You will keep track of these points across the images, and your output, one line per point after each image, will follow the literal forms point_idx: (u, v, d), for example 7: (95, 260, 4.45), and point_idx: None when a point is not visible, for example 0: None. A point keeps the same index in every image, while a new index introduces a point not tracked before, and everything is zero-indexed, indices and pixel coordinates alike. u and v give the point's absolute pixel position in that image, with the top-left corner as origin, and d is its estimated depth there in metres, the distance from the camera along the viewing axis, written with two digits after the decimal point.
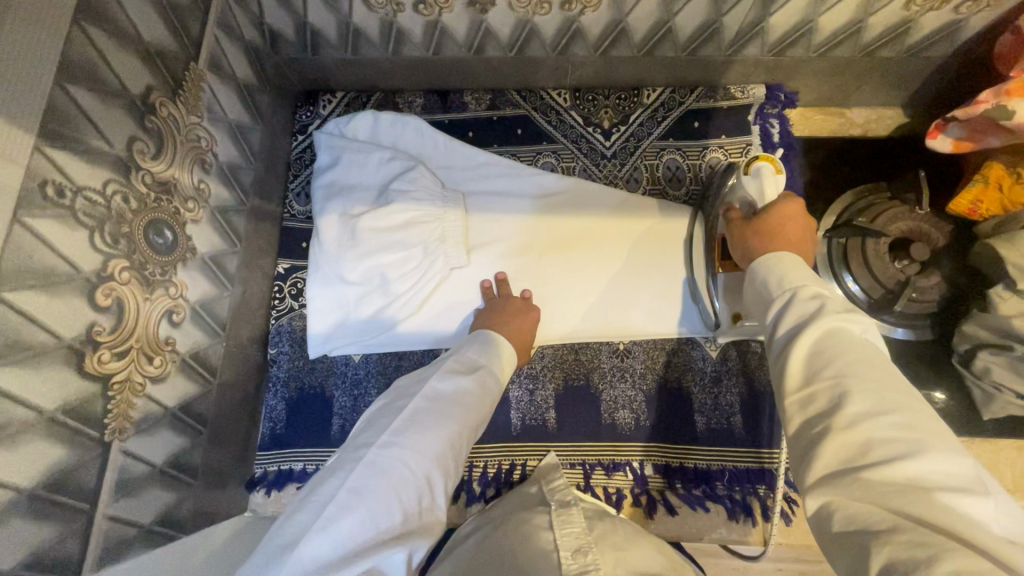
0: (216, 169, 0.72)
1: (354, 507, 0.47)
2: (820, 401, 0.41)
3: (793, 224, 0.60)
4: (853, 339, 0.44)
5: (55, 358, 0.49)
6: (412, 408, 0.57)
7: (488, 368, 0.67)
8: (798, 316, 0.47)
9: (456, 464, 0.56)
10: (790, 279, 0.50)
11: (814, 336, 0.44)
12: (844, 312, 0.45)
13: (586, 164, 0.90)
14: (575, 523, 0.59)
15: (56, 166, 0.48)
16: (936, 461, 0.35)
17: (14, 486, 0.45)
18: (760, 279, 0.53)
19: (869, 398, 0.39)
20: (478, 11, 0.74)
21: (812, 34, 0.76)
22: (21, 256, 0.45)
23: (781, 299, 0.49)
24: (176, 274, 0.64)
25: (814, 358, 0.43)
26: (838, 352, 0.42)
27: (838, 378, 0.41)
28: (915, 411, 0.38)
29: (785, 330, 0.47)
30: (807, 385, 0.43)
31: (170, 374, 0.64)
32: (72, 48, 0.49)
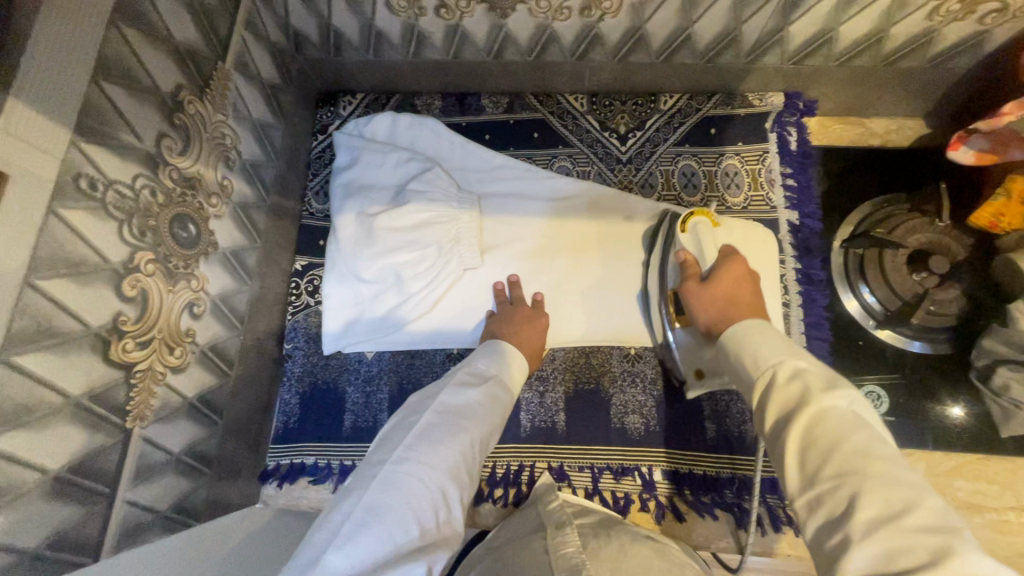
0: (239, 165, 0.74)
1: (370, 523, 0.48)
2: (827, 503, 0.38)
3: (742, 288, 0.60)
4: (844, 417, 0.41)
5: (83, 345, 0.50)
6: (423, 423, 0.58)
7: (499, 378, 0.68)
8: (781, 404, 0.45)
9: (470, 476, 0.57)
10: (764, 357, 0.48)
11: (802, 422, 0.42)
12: (826, 387, 0.43)
13: (601, 168, 0.91)
14: (570, 544, 0.59)
15: (89, 159, 0.50)
16: (961, 563, 0.32)
17: (41, 467, 0.47)
18: (735, 364, 0.51)
19: (880, 501, 0.36)
20: (498, 15, 0.75)
21: (833, 42, 0.76)
22: (55, 245, 0.47)
23: (761, 382, 0.47)
24: (198, 267, 0.66)
25: (809, 454, 0.41)
26: (835, 438, 0.40)
27: (839, 477, 0.38)
28: (929, 506, 0.35)
29: (772, 424, 0.45)
30: (813, 482, 0.40)
31: (190, 364, 0.65)
32: (109, 46, 0.51)
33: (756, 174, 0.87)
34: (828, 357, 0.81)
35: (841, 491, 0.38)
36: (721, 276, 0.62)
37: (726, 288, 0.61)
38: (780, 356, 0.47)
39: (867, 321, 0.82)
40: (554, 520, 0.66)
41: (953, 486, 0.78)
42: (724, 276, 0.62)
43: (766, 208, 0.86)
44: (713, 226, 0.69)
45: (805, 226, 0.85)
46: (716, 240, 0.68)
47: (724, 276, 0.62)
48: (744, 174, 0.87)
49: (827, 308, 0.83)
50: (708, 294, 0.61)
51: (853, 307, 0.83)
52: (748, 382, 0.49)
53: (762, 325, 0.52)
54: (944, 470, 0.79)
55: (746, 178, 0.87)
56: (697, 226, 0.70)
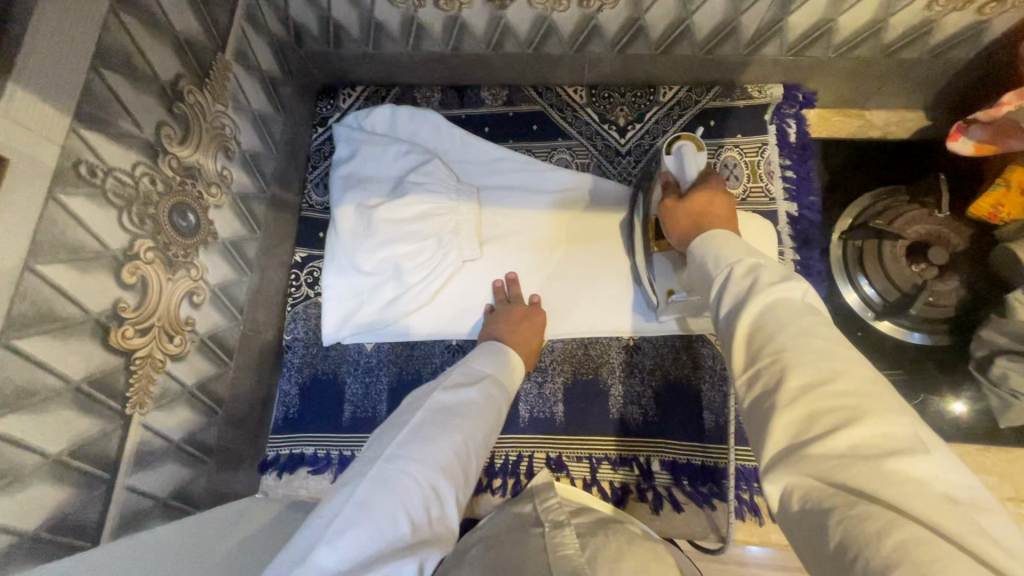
0: (239, 156, 0.74)
1: (361, 519, 0.49)
2: (765, 378, 0.40)
3: (716, 200, 0.63)
4: (793, 308, 0.43)
5: (83, 331, 0.51)
6: (416, 422, 0.59)
7: (493, 377, 0.68)
8: (734, 295, 0.47)
9: (463, 474, 0.58)
10: (724, 257, 0.51)
11: (754, 309, 0.44)
12: (778, 279, 0.45)
13: (600, 160, 0.91)
14: (568, 545, 0.58)
15: (89, 147, 0.50)
16: (877, 423, 0.34)
17: (42, 451, 0.47)
18: (701, 262, 0.54)
19: (811, 372, 0.38)
20: (497, 7, 0.75)
21: (832, 33, 0.76)
22: (55, 231, 0.47)
23: (718, 280, 0.50)
24: (198, 256, 0.66)
25: (753, 338, 0.43)
26: (778, 323, 0.42)
27: (777, 354, 0.40)
28: (856, 377, 0.37)
29: (726, 310, 0.47)
30: (754, 361, 0.41)
31: (190, 353, 0.66)
32: (108, 35, 0.51)
33: (755, 166, 0.87)
34: None
35: (777, 367, 0.39)
36: (697, 192, 0.65)
37: (700, 202, 0.64)
38: (737, 257, 0.50)
39: (866, 312, 0.82)
40: (553, 519, 0.65)
41: None
42: (700, 192, 0.64)
43: (765, 200, 0.86)
44: (697, 148, 0.69)
45: (803, 217, 0.85)
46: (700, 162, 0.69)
47: (699, 192, 0.64)
48: (743, 166, 0.87)
49: (826, 300, 0.83)
50: (683, 209, 0.65)
51: (852, 299, 0.83)
52: (706, 284, 0.53)
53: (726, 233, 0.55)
54: None
55: (745, 170, 0.87)
56: (682, 149, 0.70)
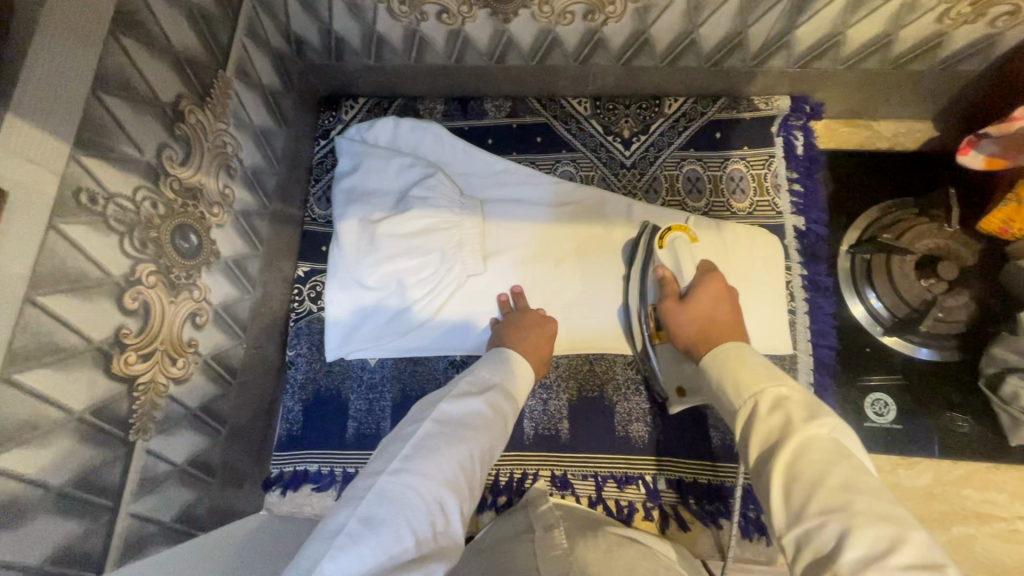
0: (241, 174, 0.73)
1: (365, 535, 0.48)
2: (816, 542, 0.40)
3: (719, 306, 0.66)
4: (825, 450, 0.44)
5: (84, 359, 0.50)
6: (422, 433, 0.58)
7: (500, 387, 0.67)
8: (767, 432, 0.48)
9: (469, 486, 0.57)
10: (744, 383, 0.53)
11: (788, 453, 0.45)
12: (808, 418, 0.47)
13: (604, 173, 0.90)
14: (558, 545, 0.59)
15: (90, 173, 0.49)
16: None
17: (43, 483, 0.47)
18: (717, 393, 0.55)
19: (868, 540, 0.38)
20: (501, 20, 0.74)
21: (841, 46, 0.74)
22: (55, 261, 0.46)
23: (744, 407, 0.52)
24: (201, 277, 0.66)
25: (792, 488, 0.43)
26: (819, 470, 0.43)
27: (826, 516, 0.40)
28: (913, 541, 0.38)
29: (756, 456, 0.48)
30: (799, 517, 0.42)
31: (193, 375, 0.65)
32: (107, 58, 0.51)
33: (761, 179, 0.86)
34: (834, 364, 0.80)
35: (831, 528, 0.40)
36: (699, 293, 0.67)
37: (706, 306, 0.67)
38: (756, 386, 0.52)
39: (874, 327, 0.81)
40: (543, 522, 0.66)
41: (960, 495, 0.77)
42: (703, 294, 0.67)
43: (771, 214, 0.85)
44: (690, 241, 0.74)
45: (811, 231, 0.84)
46: (693, 257, 0.74)
47: (703, 295, 0.67)
48: (749, 179, 0.87)
49: (833, 315, 0.82)
50: (688, 311, 0.67)
51: (859, 312, 0.82)
52: (730, 410, 0.53)
53: (742, 350, 0.57)
54: (951, 478, 0.78)
55: (751, 183, 0.86)
56: (675, 241, 0.74)
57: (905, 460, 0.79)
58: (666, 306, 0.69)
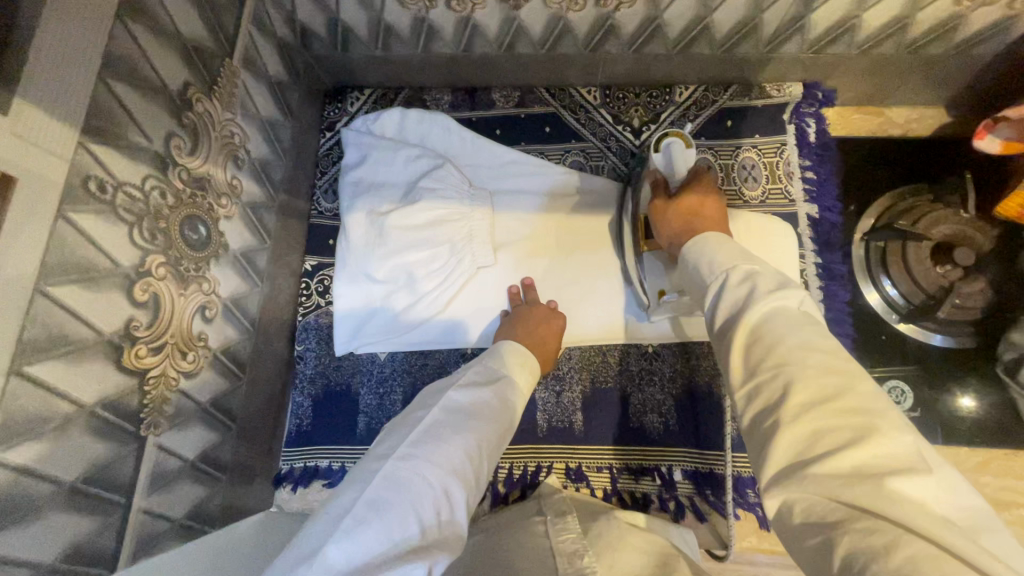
0: (248, 165, 0.72)
1: (371, 518, 0.46)
2: (766, 392, 0.39)
3: (704, 202, 0.65)
4: (791, 317, 0.43)
5: (96, 353, 0.49)
6: (429, 420, 0.57)
7: (507, 380, 0.66)
8: (733, 303, 0.46)
9: (475, 476, 0.55)
10: (719, 262, 0.51)
11: (755, 314, 0.44)
12: (773, 290, 0.45)
13: (615, 163, 0.89)
14: (571, 529, 0.58)
15: (99, 163, 0.48)
16: (882, 443, 0.34)
17: (56, 479, 0.46)
18: (692, 268, 0.54)
19: (815, 388, 0.37)
20: (511, 7, 0.73)
21: (857, 30, 0.74)
22: (65, 251, 0.45)
23: (715, 282, 0.50)
24: (210, 269, 0.64)
25: (751, 348, 0.42)
26: (779, 332, 0.42)
27: (778, 368, 0.39)
28: (859, 391, 0.37)
29: (723, 315, 0.47)
30: (753, 373, 0.41)
31: (203, 369, 0.64)
32: (115, 44, 0.49)
33: (774, 167, 0.86)
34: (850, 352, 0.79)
35: (779, 380, 0.39)
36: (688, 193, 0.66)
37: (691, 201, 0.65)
38: (731, 262, 0.50)
39: (889, 314, 0.81)
40: (554, 508, 0.65)
41: (980, 482, 0.77)
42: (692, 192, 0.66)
43: (784, 202, 0.85)
44: (685, 145, 0.71)
45: (825, 219, 0.84)
46: (688, 160, 0.71)
47: (690, 193, 0.66)
48: (761, 167, 0.86)
49: (849, 303, 0.81)
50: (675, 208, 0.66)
51: (875, 299, 0.81)
52: (699, 288, 0.53)
53: (718, 235, 0.55)
54: (971, 466, 0.77)
55: (764, 171, 0.86)
56: (671, 145, 0.71)
57: None
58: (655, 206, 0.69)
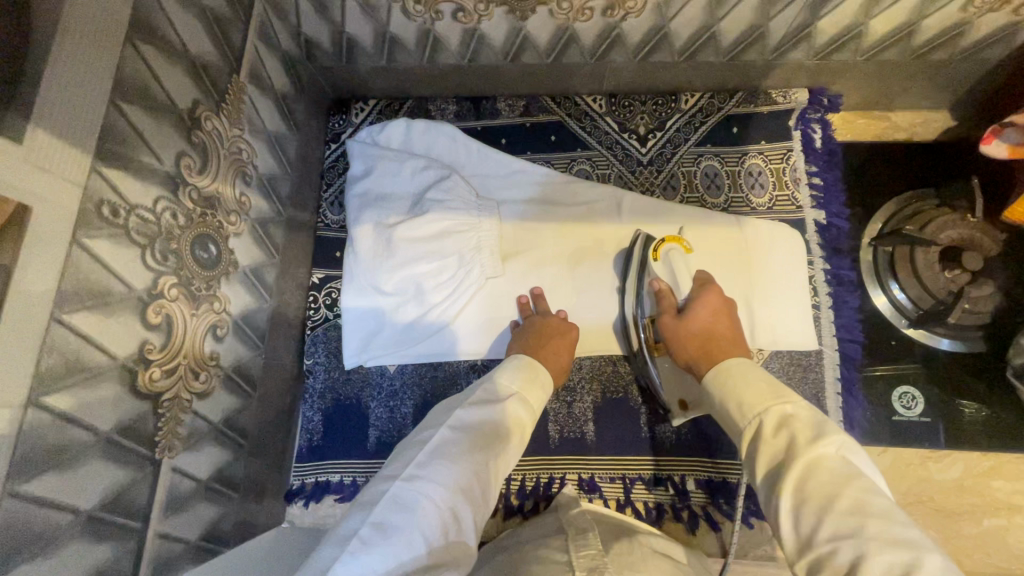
0: (256, 181, 0.71)
1: (378, 540, 0.46)
2: (830, 572, 0.39)
3: (716, 321, 0.68)
4: (833, 471, 0.43)
5: (111, 378, 0.48)
6: (437, 439, 0.57)
7: (517, 397, 0.66)
8: (771, 456, 0.48)
9: (482, 494, 0.55)
10: (748, 404, 0.52)
11: (792, 477, 0.44)
12: (811, 440, 0.46)
13: (621, 171, 0.89)
14: (592, 545, 0.57)
15: (111, 186, 0.48)
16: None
17: (73, 508, 0.45)
18: (721, 408, 0.55)
19: (881, 567, 0.37)
20: (518, 18, 0.73)
21: (863, 37, 0.74)
22: (79, 276, 0.44)
23: (750, 424, 0.51)
24: (220, 288, 0.64)
25: (801, 507, 0.43)
26: (826, 493, 0.42)
27: (835, 543, 0.40)
28: (929, 564, 0.36)
29: (765, 469, 0.48)
30: (811, 546, 0.41)
31: (215, 389, 0.63)
32: (125, 65, 0.49)
33: (780, 174, 0.86)
34: (859, 358, 0.80)
35: (842, 556, 0.39)
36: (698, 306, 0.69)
37: (702, 320, 0.68)
38: (761, 404, 0.51)
39: (898, 319, 0.81)
40: (575, 526, 0.63)
41: (990, 487, 0.77)
42: (701, 308, 0.69)
43: (792, 208, 0.85)
44: (685, 252, 0.76)
45: (832, 225, 0.84)
46: (689, 266, 0.77)
47: (701, 310, 0.69)
48: (768, 174, 0.86)
49: (858, 308, 0.82)
50: (686, 325, 0.68)
51: (881, 303, 0.82)
52: (736, 429, 0.53)
53: (741, 364, 0.57)
54: (980, 470, 0.77)
55: (770, 178, 0.86)
56: (669, 253, 0.77)
57: (934, 453, 0.78)
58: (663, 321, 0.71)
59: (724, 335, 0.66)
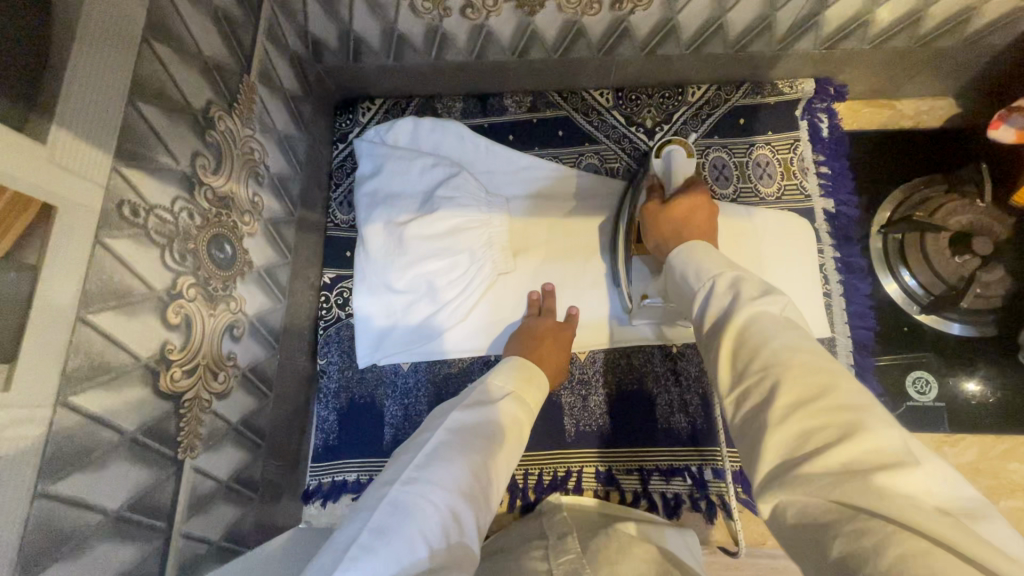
0: (268, 180, 0.71)
1: (377, 545, 0.45)
2: (755, 394, 0.41)
3: (697, 211, 0.67)
4: (773, 321, 0.45)
5: (135, 379, 0.48)
6: (434, 443, 0.56)
7: (514, 397, 0.65)
8: (718, 309, 0.49)
9: (483, 495, 0.53)
10: (705, 271, 0.54)
11: (740, 321, 0.45)
12: (756, 295, 0.47)
13: (630, 165, 0.89)
14: (571, 550, 0.57)
15: (131, 186, 0.48)
16: (869, 436, 0.35)
17: (102, 508, 0.45)
18: (680, 275, 0.57)
19: (799, 387, 0.39)
20: (526, 13, 0.73)
21: (869, 25, 0.74)
22: (103, 277, 0.44)
23: (703, 288, 0.52)
24: (236, 288, 0.64)
25: (738, 353, 0.44)
26: (761, 339, 0.43)
27: (765, 370, 0.41)
28: (845, 389, 0.38)
29: (713, 315, 0.49)
30: (741, 377, 0.43)
31: (233, 389, 0.63)
32: (142, 65, 0.49)
33: (788, 164, 0.86)
34: (873, 345, 0.80)
35: (768, 382, 0.40)
36: (683, 197, 0.68)
37: (684, 207, 0.67)
38: (718, 270, 0.53)
39: (910, 305, 0.82)
40: (555, 530, 0.64)
41: (1006, 469, 0.77)
42: (686, 198, 0.67)
43: (800, 198, 0.85)
44: (687, 153, 0.71)
45: (841, 213, 0.85)
46: (689, 164, 0.72)
47: (683, 197, 0.68)
48: (775, 164, 0.86)
49: (868, 295, 0.82)
50: (669, 212, 0.68)
51: (893, 290, 0.82)
52: (688, 291, 0.55)
53: (702, 246, 0.58)
54: (996, 453, 0.78)
55: (778, 168, 0.86)
56: (671, 153, 0.72)
57: (949, 437, 0.79)
58: (649, 208, 0.70)
59: (699, 226, 0.66)
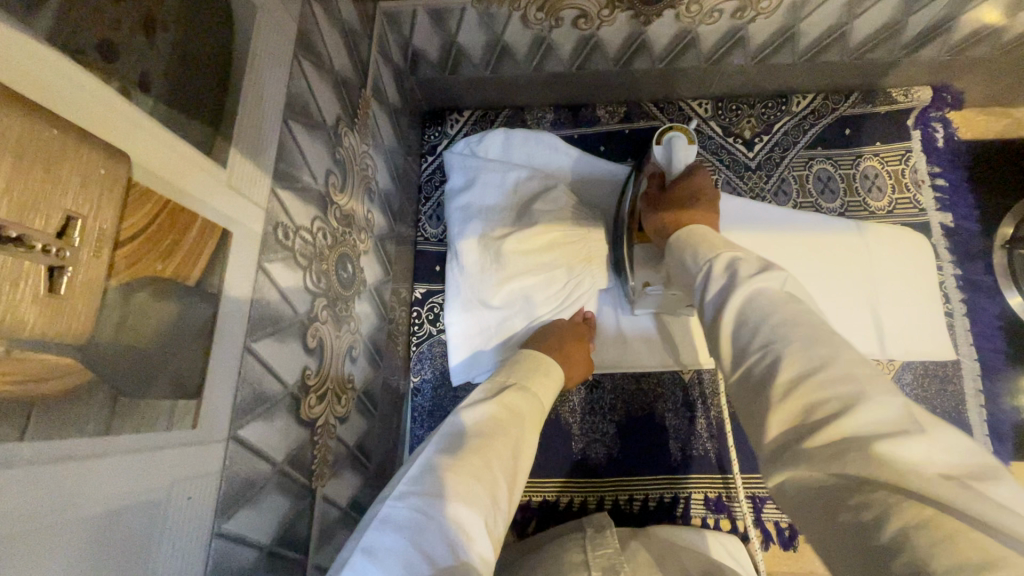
0: (377, 195, 0.70)
1: (368, 563, 0.37)
2: (756, 373, 0.38)
3: (701, 196, 0.63)
4: (775, 297, 0.42)
5: (284, 407, 0.46)
6: (431, 449, 0.47)
7: (517, 389, 0.56)
8: (717, 292, 0.45)
9: (491, 496, 0.43)
10: (702, 254, 0.50)
11: (738, 302, 0.42)
12: (759, 271, 0.44)
13: (729, 176, 0.86)
14: (609, 543, 0.51)
15: (284, 208, 0.46)
16: (869, 407, 0.32)
17: (257, 544, 0.43)
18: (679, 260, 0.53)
19: (800, 361, 0.36)
20: (640, 23, 0.71)
21: (1001, 33, 0.71)
22: (263, 303, 0.43)
23: (699, 274, 0.49)
24: (355, 308, 0.62)
25: (740, 331, 0.41)
26: (766, 313, 0.40)
27: (767, 347, 0.38)
28: (846, 357, 0.35)
29: (711, 301, 0.45)
30: (743, 356, 0.40)
31: (351, 412, 0.62)
32: (293, 83, 0.48)
33: (899, 176, 0.83)
34: (1003, 368, 0.76)
35: (769, 358, 0.38)
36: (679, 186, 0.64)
37: (685, 192, 0.63)
38: (715, 252, 0.49)
39: None
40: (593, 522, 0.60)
41: None
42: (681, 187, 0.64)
43: (914, 212, 0.82)
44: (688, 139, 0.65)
45: (960, 228, 0.81)
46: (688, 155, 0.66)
47: (680, 188, 0.63)
48: (886, 176, 0.83)
49: (995, 314, 0.78)
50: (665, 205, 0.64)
51: (1018, 303, 0.78)
52: (688, 276, 0.51)
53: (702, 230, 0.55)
54: None
55: (889, 180, 0.83)
56: (673, 141, 0.66)
57: None
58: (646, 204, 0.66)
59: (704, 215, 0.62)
